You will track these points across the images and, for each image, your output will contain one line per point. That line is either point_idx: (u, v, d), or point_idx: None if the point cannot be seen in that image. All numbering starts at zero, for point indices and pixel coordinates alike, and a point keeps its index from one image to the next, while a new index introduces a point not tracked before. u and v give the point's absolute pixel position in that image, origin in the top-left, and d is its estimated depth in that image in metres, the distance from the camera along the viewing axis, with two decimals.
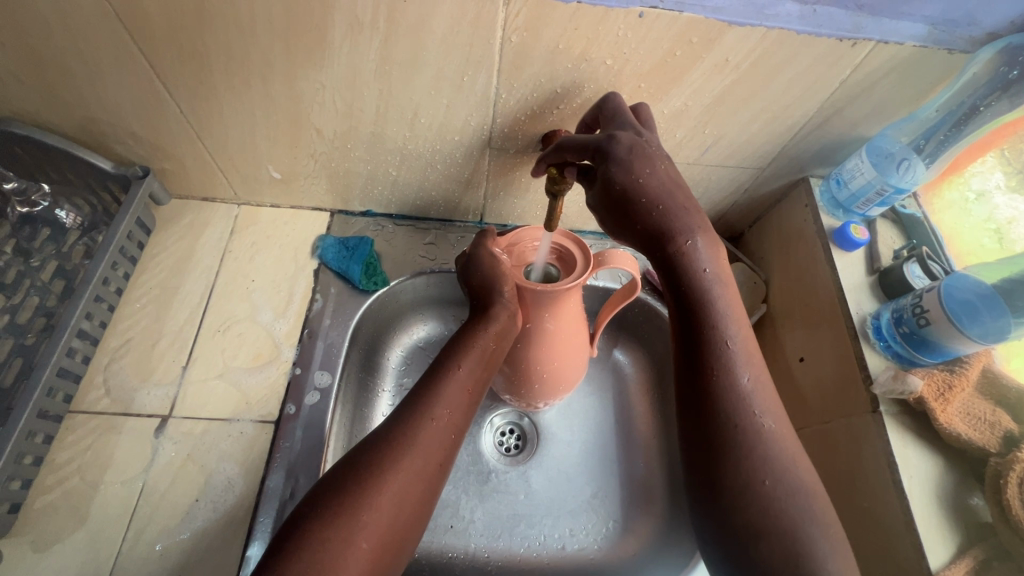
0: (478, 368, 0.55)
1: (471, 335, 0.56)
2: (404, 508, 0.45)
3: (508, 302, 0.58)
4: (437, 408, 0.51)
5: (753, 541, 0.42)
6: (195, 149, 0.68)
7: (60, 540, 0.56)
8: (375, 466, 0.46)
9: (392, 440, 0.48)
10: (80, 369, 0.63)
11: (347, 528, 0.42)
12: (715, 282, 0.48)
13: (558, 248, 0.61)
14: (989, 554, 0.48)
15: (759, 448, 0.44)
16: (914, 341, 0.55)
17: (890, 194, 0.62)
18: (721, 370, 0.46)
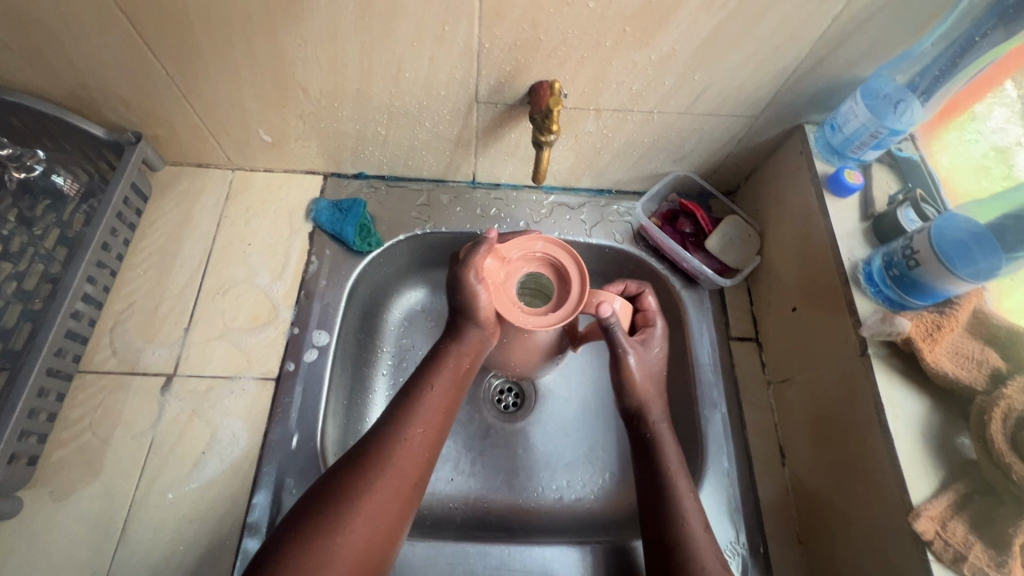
0: (450, 388, 0.58)
1: (444, 354, 0.60)
2: (378, 533, 0.49)
3: (488, 330, 0.60)
4: (410, 428, 0.54)
5: None
6: (185, 113, 0.68)
7: (76, 490, 0.59)
8: (348, 493, 0.50)
9: (364, 461, 0.51)
10: (87, 330, 0.66)
11: (322, 551, 0.46)
12: (660, 418, 0.62)
13: (555, 263, 0.58)
14: (970, 488, 0.49)
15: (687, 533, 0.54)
16: (904, 283, 0.54)
17: (885, 136, 0.60)
18: (671, 506, 0.56)
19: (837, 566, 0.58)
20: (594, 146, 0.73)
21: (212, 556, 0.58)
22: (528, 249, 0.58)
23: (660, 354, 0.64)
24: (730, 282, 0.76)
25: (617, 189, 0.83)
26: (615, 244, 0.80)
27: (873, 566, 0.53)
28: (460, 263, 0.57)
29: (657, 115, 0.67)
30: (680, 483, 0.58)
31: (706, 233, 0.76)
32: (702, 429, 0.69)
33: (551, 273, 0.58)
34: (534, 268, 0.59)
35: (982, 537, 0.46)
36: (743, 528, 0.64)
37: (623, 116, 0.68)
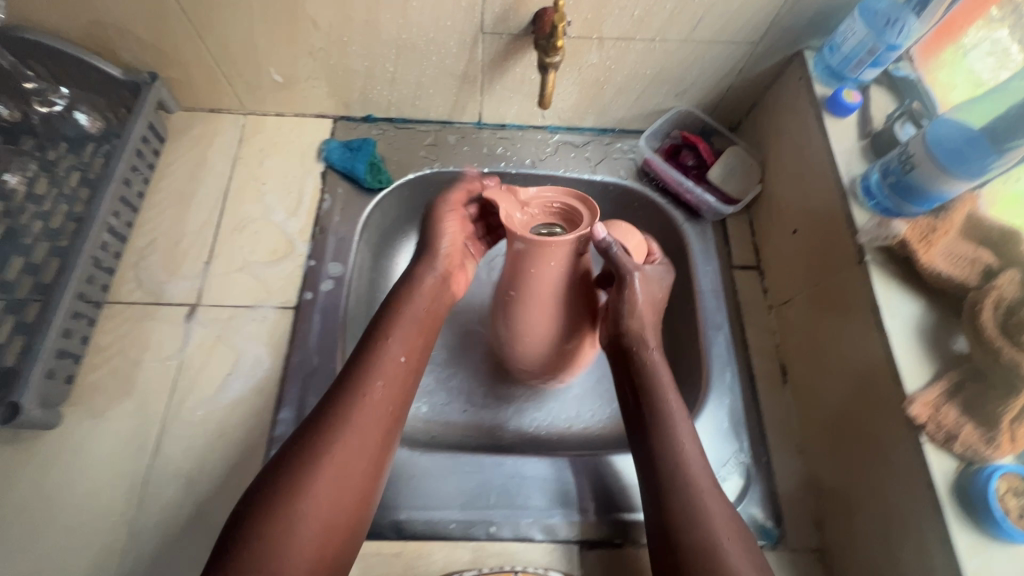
0: (411, 340, 0.57)
1: (402, 306, 0.58)
2: (344, 492, 0.48)
3: (440, 269, 0.62)
4: (369, 384, 0.53)
5: (678, 530, 0.49)
6: (198, 53, 0.70)
7: (111, 409, 0.62)
8: (309, 457, 0.48)
9: (322, 426, 0.50)
10: (113, 263, 0.68)
11: (287, 518, 0.45)
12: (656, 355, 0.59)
13: (565, 213, 0.57)
14: (962, 376, 0.51)
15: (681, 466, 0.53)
16: (900, 190, 0.56)
17: (882, 52, 0.62)
18: (662, 442, 0.54)
19: (836, 466, 0.60)
20: (598, 79, 0.74)
21: (241, 467, 0.61)
22: (546, 197, 0.57)
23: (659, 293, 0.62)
24: (731, 211, 0.78)
25: (620, 127, 0.84)
26: (619, 180, 0.81)
27: (869, 458, 0.56)
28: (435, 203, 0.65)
29: (658, 44, 0.69)
30: (673, 414, 0.55)
31: (708, 164, 0.78)
32: (703, 348, 0.70)
33: (560, 216, 0.58)
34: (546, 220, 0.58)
35: (973, 418, 0.49)
36: (748, 439, 0.66)
37: (625, 46, 0.69)
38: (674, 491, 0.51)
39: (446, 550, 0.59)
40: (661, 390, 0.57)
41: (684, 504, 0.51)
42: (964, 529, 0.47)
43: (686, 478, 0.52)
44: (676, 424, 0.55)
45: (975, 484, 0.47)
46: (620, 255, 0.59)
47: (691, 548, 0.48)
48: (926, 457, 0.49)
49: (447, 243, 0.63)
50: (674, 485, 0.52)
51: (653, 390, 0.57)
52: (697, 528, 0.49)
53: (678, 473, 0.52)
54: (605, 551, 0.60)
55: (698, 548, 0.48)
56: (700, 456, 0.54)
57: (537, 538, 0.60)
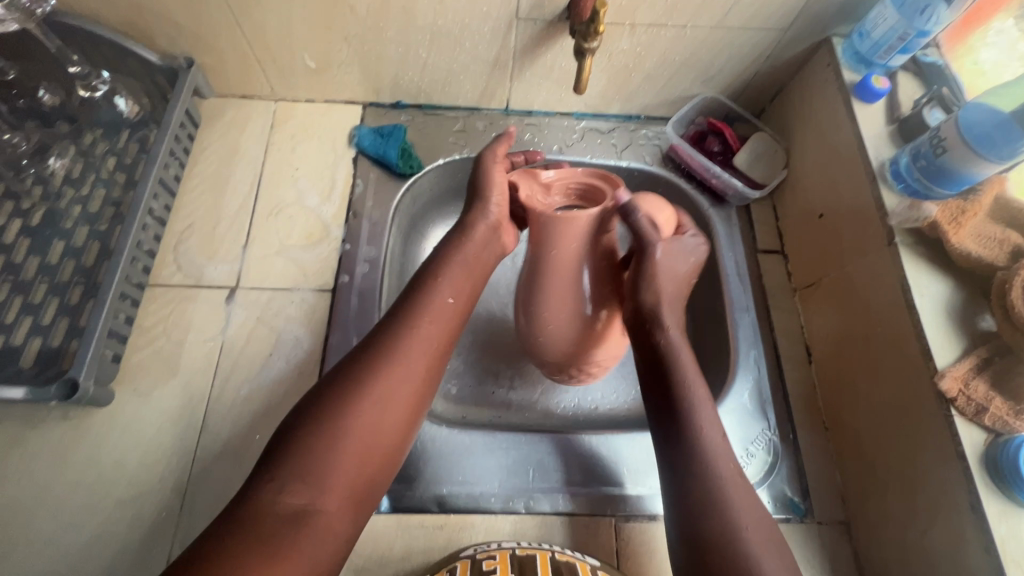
0: (459, 280, 0.58)
1: (453, 249, 0.60)
2: (386, 421, 0.50)
3: (491, 217, 0.63)
4: (418, 318, 0.54)
5: (702, 511, 0.49)
6: (235, 39, 0.71)
7: (157, 388, 0.64)
8: (357, 382, 0.50)
9: (369, 356, 0.52)
10: (153, 246, 0.70)
11: (329, 435, 0.47)
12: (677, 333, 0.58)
13: (587, 191, 0.64)
14: (990, 352, 0.53)
15: (702, 445, 0.52)
16: (932, 172, 0.58)
17: (912, 38, 0.63)
18: (685, 423, 0.53)
19: (863, 442, 0.62)
20: (627, 66, 0.75)
21: None
22: (566, 178, 0.64)
23: (688, 268, 0.62)
24: (756, 196, 0.79)
25: (645, 114, 0.85)
26: (645, 166, 0.82)
27: (897, 432, 0.58)
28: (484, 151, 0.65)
29: (690, 30, 0.70)
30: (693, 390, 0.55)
31: (734, 150, 0.79)
32: (731, 330, 0.72)
33: (581, 195, 0.65)
34: (565, 200, 0.65)
35: (1002, 392, 0.51)
36: (774, 416, 0.68)
37: (656, 32, 0.70)
38: (694, 467, 0.51)
39: (487, 522, 0.61)
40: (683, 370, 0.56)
41: (697, 471, 0.51)
42: (994, 497, 0.49)
43: (700, 447, 0.52)
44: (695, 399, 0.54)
45: (1005, 454, 0.49)
46: (646, 226, 0.60)
47: (696, 508, 0.50)
48: (958, 430, 0.51)
49: (500, 193, 0.63)
50: (689, 457, 0.52)
51: (676, 371, 0.55)
52: (707, 487, 0.50)
53: (693, 448, 0.52)
54: (642, 525, 0.62)
55: (704, 505, 0.50)
56: (722, 439, 0.54)
57: (573, 511, 0.62)
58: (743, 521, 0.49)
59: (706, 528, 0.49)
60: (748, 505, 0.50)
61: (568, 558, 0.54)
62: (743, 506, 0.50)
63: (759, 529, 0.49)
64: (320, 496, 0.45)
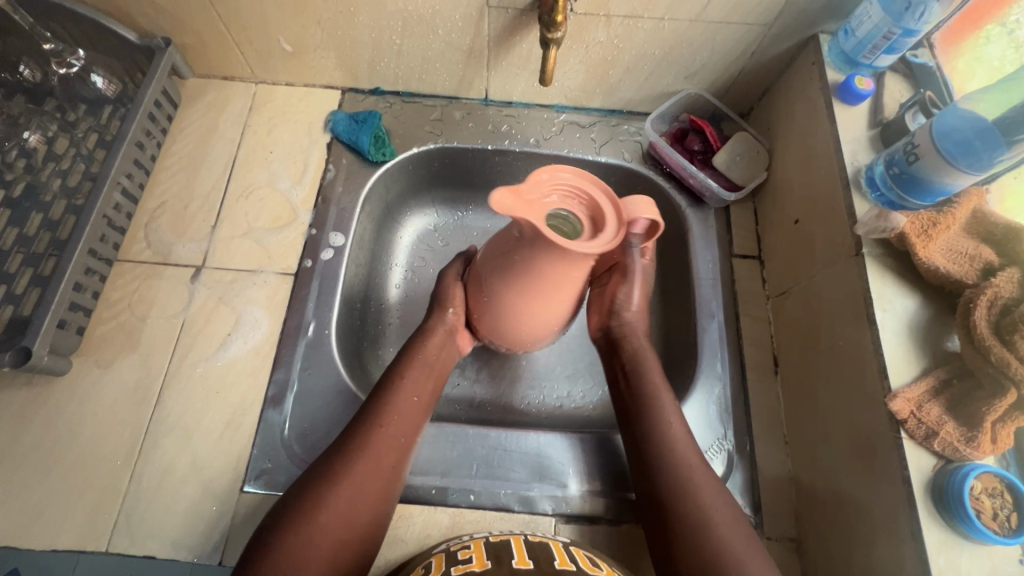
0: (422, 381, 0.59)
1: (415, 349, 0.60)
2: (357, 512, 0.50)
3: (449, 321, 0.62)
4: (384, 423, 0.54)
5: (683, 527, 0.50)
6: (210, 20, 0.71)
7: (118, 360, 0.66)
8: (322, 486, 0.50)
9: (337, 454, 0.52)
10: (124, 222, 0.71)
11: (301, 534, 0.47)
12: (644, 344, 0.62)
13: (590, 205, 0.47)
14: (949, 373, 0.51)
15: (671, 457, 0.54)
16: (904, 181, 0.55)
17: (898, 38, 0.60)
18: (654, 435, 0.56)
19: (818, 459, 0.60)
20: (605, 58, 0.73)
21: (237, 423, 0.64)
22: (563, 187, 0.47)
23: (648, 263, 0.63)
24: (735, 199, 0.76)
25: (628, 109, 0.82)
26: (623, 163, 0.80)
27: (851, 452, 0.55)
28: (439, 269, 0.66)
29: (667, 23, 0.67)
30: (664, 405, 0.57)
31: (714, 149, 0.77)
32: (696, 335, 0.70)
33: (581, 210, 0.47)
34: (563, 207, 0.47)
35: (956, 416, 0.48)
36: (732, 426, 0.66)
37: (633, 24, 0.67)
38: (668, 481, 0.53)
39: (425, 514, 0.61)
40: (648, 371, 0.60)
41: (677, 490, 0.52)
42: (936, 526, 0.47)
43: (673, 454, 0.54)
44: (660, 400, 0.58)
45: (951, 482, 0.46)
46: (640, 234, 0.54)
47: (686, 522, 0.50)
48: (906, 454, 0.49)
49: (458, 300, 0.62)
50: (663, 460, 0.54)
51: (643, 376, 0.59)
52: (688, 503, 0.51)
53: (666, 451, 0.54)
54: (582, 528, 0.62)
55: (688, 522, 0.50)
56: (686, 436, 0.56)
57: (515, 509, 0.62)
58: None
59: (697, 548, 0.49)
60: (748, 553, 0.48)
61: (541, 539, 0.55)
62: (743, 547, 0.48)
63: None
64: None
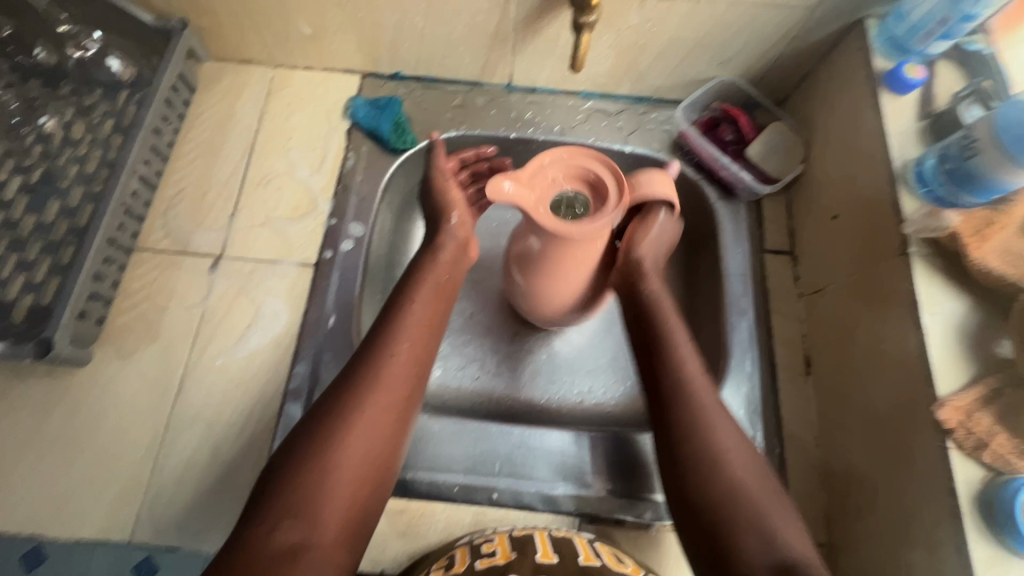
0: (434, 301, 0.57)
1: (425, 267, 0.58)
2: (377, 446, 0.48)
3: (458, 234, 0.62)
4: (396, 345, 0.52)
5: (702, 464, 0.48)
6: (228, 2, 0.69)
7: (138, 351, 0.65)
8: (336, 419, 0.48)
9: (349, 386, 0.50)
10: (142, 211, 0.70)
11: (319, 471, 0.45)
12: (660, 291, 0.58)
13: (593, 179, 0.53)
14: (1001, 382, 0.48)
15: (689, 395, 0.51)
16: (957, 177, 0.52)
17: (955, 23, 0.57)
18: (673, 374, 0.52)
19: (853, 464, 0.58)
20: (636, 43, 0.69)
21: (258, 416, 0.63)
22: (561, 169, 0.52)
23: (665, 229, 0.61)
24: (768, 192, 0.73)
25: (657, 97, 0.79)
26: (650, 152, 0.77)
27: (891, 461, 0.53)
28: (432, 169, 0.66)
29: (705, 6, 0.64)
30: (681, 347, 0.54)
31: (747, 139, 0.73)
32: (725, 333, 0.67)
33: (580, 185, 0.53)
34: (568, 186, 0.53)
35: (1008, 427, 0.46)
36: (762, 429, 0.64)
37: (669, 7, 0.64)
38: (684, 419, 0.50)
39: (448, 511, 0.60)
40: (663, 312, 0.56)
41: (688, 426, 0.50)
42: (982, 541, 0.45)
43: (689, 392, 0.51)
44: (675, 338, 0.55)
45: (1000, 495, 0.45)
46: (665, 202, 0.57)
47: (699, 458, 0.49)
48: (952, 464, 0.47)
49: (460, 209, 0.63)
50: (679, 397, 0.51)
51: (657, 313, 0.56)
52: (699, 440, 0.49)
53: (680, 388, 0.52)
54: (606, 528, 0.61)
55: (702, 460, 0.49)
56: (701, 370, 0.53)
57: (538, 508, 0.61)
58: (760, 515, 0.46)
59: (715, 488, 0.47)
60: (767, 494, 0.47)
61: (565, 535, 0.54)
62: (756, 484, 0.48)
63: (789, 524, 0.46)
64: (315, 532, 0.44)
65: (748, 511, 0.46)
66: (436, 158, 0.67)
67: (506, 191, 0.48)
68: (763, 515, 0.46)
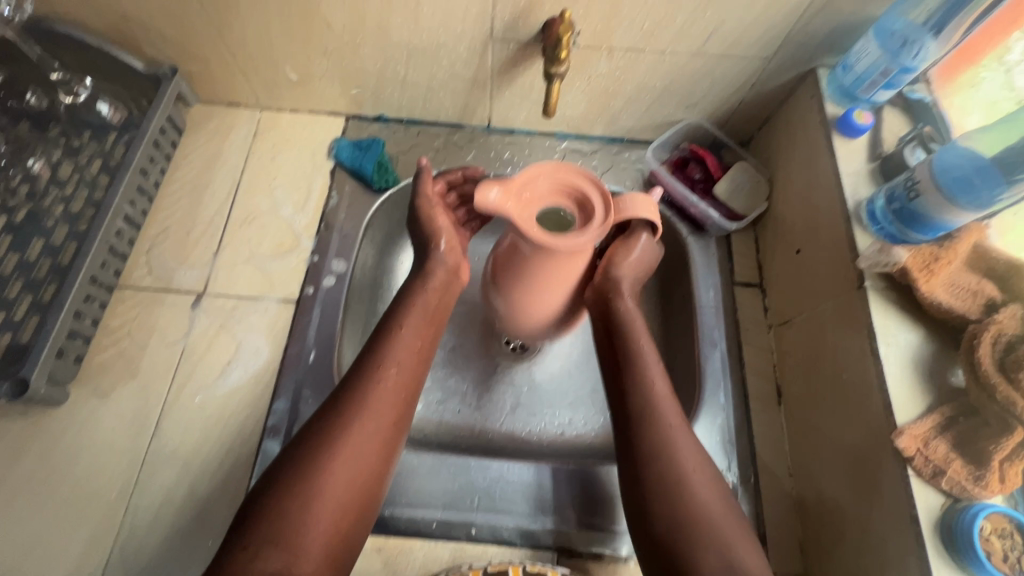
0: (423, 327, 0.58)
1: (415, 295, 0.59)
2: (361, 472, 0.49)
3: (448, 261, 0.63)
4: (385, 370, 0.53)
5: (670, 489, 0.49)
6: (218, 51, 0.72)
7: (116, 389, 0.65)
8: (320, 445, 0.48)
9: (339, 412, 0.50)
10: (126, 249, 0.71)
11: (302, 499, 0.46)
12: (636, 315, 0.59)
13: (577, 194, 0.54)
14: (955, 411, 0.51)
15: (654, 422, 0.52)
16: (904, 216, 0.56)
17: (896, 74, 0.62)
18: (644, 400, 0.53)
19: (824, 493, 0.59)
20: (607, 89, 0.74)
21: (236, 454, 0.63)
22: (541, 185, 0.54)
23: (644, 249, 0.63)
24: (736, 228, 0.76)
25: (629, 137, 0.83)
26: (623, 189, 0.80)
27: (857, 490, 0.55)
28: (416, 194, 0.65)
29: (669, 56, 0.68)
30: (653, 373, 0.55)
31: (715, 178, 0.77)
32: (698, 364, 0.69)
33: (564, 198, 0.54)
34: (554, 201, 0.55)
35: (964, 454, 0.48)
36: (737, 459, 0.65)
37: (635, 57, 0.68)
38: (649, 443, 0.51)
39: (426, 547, 0.60)
40: (635, 334, 0.58)
41: (651, 452, 0.51)
42: (946, 566, 0.46)
43: (657, 416, 0.52)
44: (646, 358, 0.56)
45: (960, 522, 0.46)
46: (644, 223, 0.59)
47: (666, 483, 0.49)
48: (913, 491, 0.49)
49: (450, 235, 0.64)
50: (647, 422, 0.52)
51: (631, 334, 0.58)
52: (663, 464, 0.50)
53: (647, 410, 0.53)
54: (582, 563, 0.61)
55: (668, 485, 0.49)
56: (669, 396, 0.54)
57: (517, 541, 0.61)
58: (724, 541, 0.47)
59: (678, 516, 0.48)
60: (728, 525, 0.48)
61: (539, 569, 0.55)
62: (723, 518, 0.48)
63: (750, 554, 0.47)
64: (296, 560, 0.43)
65: (707, 538, 0.47)
66: (420, 184, 0.65)
67: (494, 201, 0.50)
68: (721, 542, 0.47)
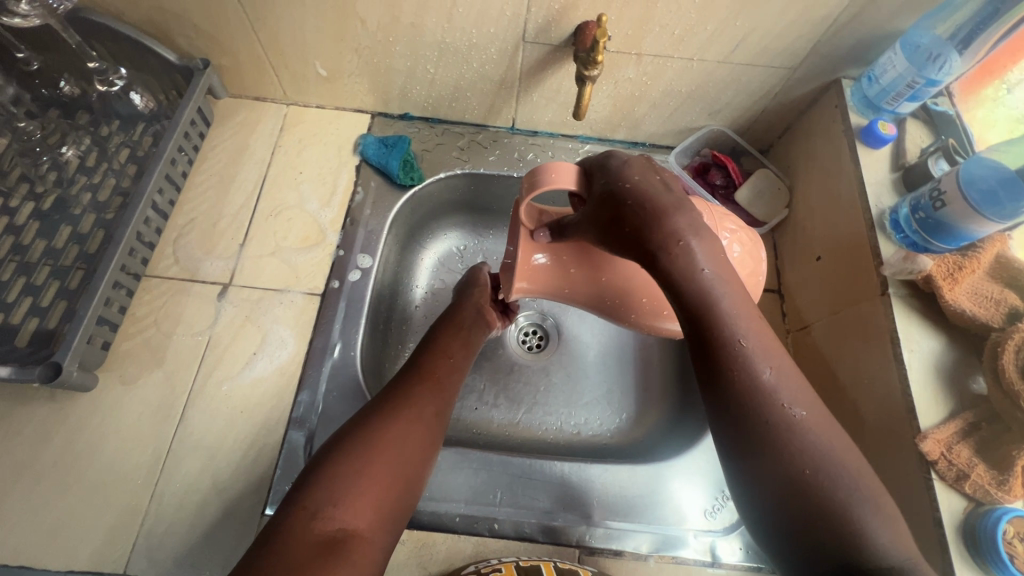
0: (455, 344, 0.62)
1: (450, 320, 0.64)
2: (413, 447, 0.50)
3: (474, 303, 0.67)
4: (428, 369, 0.57)
5: (799, 493, 0.39)
6: (251, 46, 0.73)
7: (142, 377, 0.65)
8: (375, 420, 0.50)
9: (388, 396, 0.53)
10: (154, 238, 0.72)
11: (359, 464, 0.47)
12: (715, 282, 0.41)
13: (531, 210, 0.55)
14: (978, 416, 0.52)
15: (774, 408, 0.40)
16: (929, 226, 0.57)
17: (922, 86, 0.63)
18: (748, 389, 0.40)
19: None
20: (633, 94, 0.75)
21: (260, 443, 0.63)
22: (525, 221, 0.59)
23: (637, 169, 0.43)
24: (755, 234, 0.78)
25: (651, 142, 0.84)
26: None
27: None
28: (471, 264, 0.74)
29: (696, 63, 0.69)
30: (758, 355, 0.41)
31: (736, 184, 0.78)
32: None
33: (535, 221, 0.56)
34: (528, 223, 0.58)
35: (986, 458, 0.49)
36: None
37: (663, 63, 0.69)
38: (767, 439, 0.40)
39: (449, 541, 0.60)
40: (712, 305, 0.40)
41: (778, 448, 0.40)
42: (969, 568, 0.47)
43: (765, 404, 0.40)
44: (739, 335, 0.40)
45: (983, 525, 0.47)
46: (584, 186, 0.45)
47: (802, 481, 0.39)
48: (936, 493, 0.50)
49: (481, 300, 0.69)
50: (760, 413, 0.40)
51: (708, 308, 0.40)
52: (789, 463, 0.39)
53: (758, 402, 0.40)
54: (602, 561, 0.61)
55: (800, 488, 0.39)
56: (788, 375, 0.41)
57: (538, 537, 0.62)
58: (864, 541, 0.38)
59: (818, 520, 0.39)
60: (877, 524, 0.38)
61: (569, 566, 0.58)
62: (874, 533, 0.38)
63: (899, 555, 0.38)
64: (351, 520, 0.44)
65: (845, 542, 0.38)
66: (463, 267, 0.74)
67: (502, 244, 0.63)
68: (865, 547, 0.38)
